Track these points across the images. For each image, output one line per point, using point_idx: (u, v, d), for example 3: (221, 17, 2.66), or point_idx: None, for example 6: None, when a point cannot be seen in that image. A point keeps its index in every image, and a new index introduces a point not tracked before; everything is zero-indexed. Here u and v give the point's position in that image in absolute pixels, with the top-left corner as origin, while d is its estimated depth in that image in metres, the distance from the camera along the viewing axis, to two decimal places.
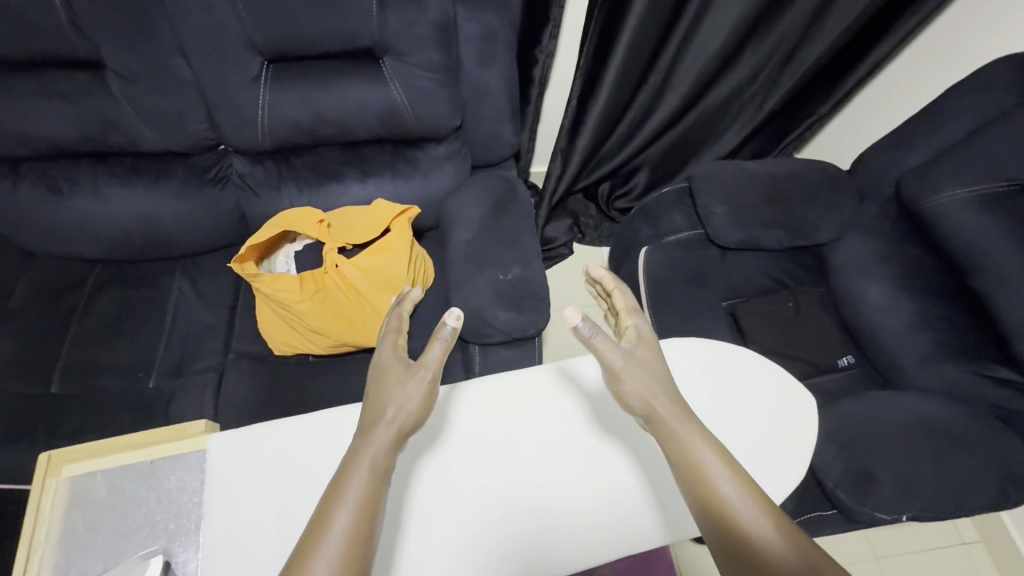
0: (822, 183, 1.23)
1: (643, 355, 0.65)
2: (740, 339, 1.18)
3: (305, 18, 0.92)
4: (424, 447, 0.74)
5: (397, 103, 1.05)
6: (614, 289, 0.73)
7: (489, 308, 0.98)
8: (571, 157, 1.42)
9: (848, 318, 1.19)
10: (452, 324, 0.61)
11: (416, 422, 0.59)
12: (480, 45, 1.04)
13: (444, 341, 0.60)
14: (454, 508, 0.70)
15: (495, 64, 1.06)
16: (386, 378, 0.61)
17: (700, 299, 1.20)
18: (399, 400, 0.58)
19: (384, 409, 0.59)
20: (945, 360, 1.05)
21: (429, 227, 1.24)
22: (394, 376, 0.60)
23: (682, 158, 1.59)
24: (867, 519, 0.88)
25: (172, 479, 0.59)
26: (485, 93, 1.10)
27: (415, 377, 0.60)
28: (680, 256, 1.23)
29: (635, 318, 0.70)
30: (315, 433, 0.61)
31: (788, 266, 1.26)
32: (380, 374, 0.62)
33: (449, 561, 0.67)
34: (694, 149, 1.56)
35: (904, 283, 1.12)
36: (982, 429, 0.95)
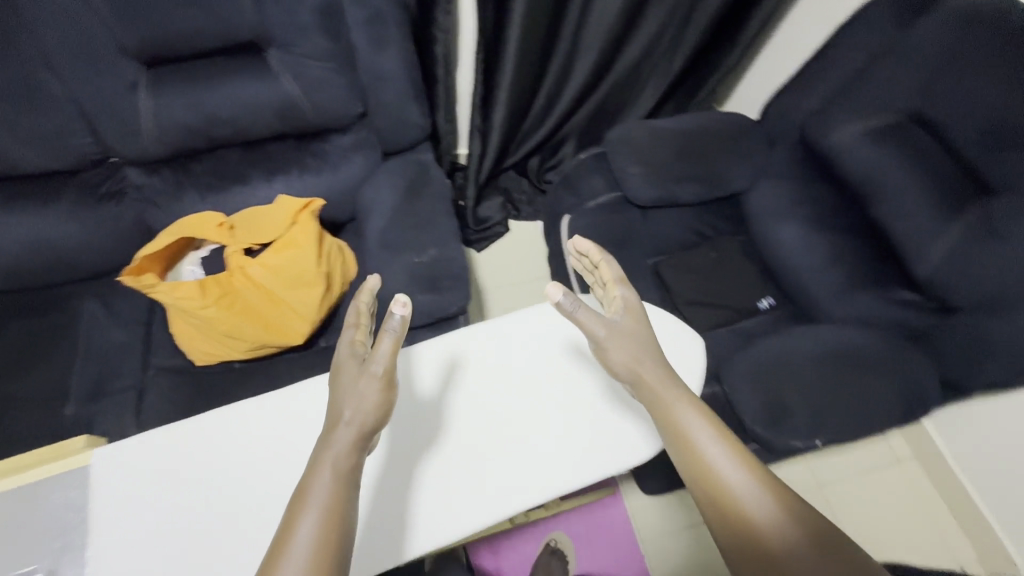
0: (731, 133, 1.26)
1: (627, 325, 0.70)
2: (665, 294, 1.21)
3: (174, 15, 0.88)
4: (418, 418, 0.79)
5: (291, 95, 1.03)
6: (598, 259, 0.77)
7: (408, 292, 0.98)
8: (490, 134, 1.42)
9: (766, 261, 1.23)
10: (399, 313, 0.62)
11: (377, 418, 0.63)
12: (369, 29, 0.98)
13: (392, 334, 0.62)
14: (453, 470, 0.75)
15: (390, 48, 1.02)
16: (344, 372, 0.64)
17: (623, 260, 1.22)
18: (354, 399, 0.62)
19: (343, 408, 0.62)
20: (856, 290, 1.09)
21: (348, 220, 1.22)
22: (352, 374, 0.63)
23: (606, 123, 1.59)
24: (785, 449, 0.93)
25: (57, 499, 0.65)
26: (383, 79, 1.05)
27: (367, 374, 0.62)
28: (601, 221, 1.25)
29: (620, 287, 0.74)
30: (230, 425, 0.69)
31: (708, 218, 1.29)
32: (342, 367, 0.66)
33: (456, 515, 0.73)
34: (615, 113, 1.57)
35: (814, 221, 1.16)
36: (888, 350, 1.00)
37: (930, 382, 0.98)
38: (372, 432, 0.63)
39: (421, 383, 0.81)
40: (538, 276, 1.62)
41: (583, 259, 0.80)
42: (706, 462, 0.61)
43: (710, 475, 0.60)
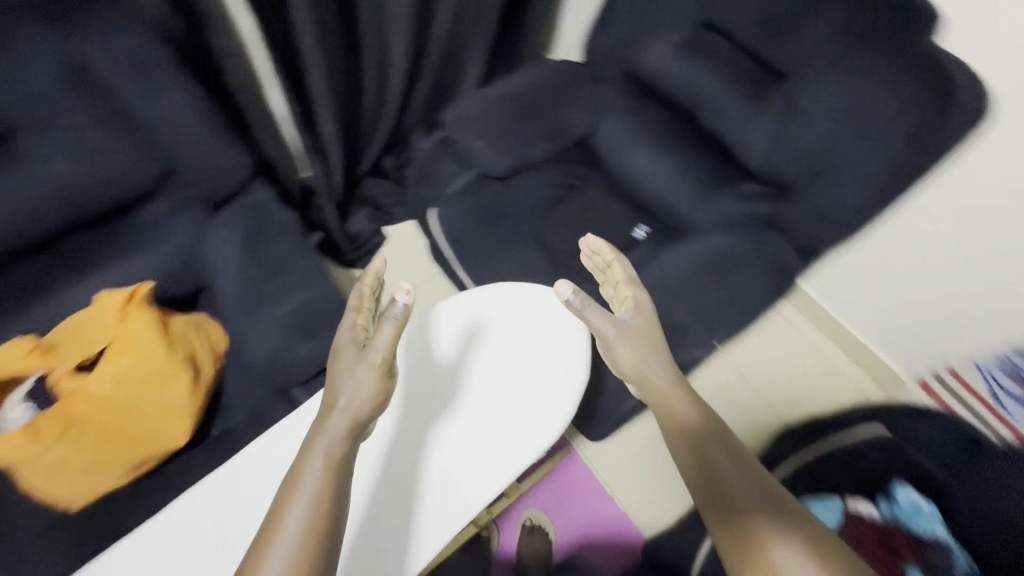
0: (560, 83, 1.28)
1: (636, 323, 0.88)
2: (550, 254, 1.22)
3: None
4: (418, 414, 0.89)
5: (63, 176, 0.87)
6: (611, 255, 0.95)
7: (286, 347, 0.94)
8: (327, 149, 1.33)
9: (631, 192, 1.27)
10: (402, 300, 0.75)
11: (368, 411, 0.75)
12: (133, 72, 0.85)
13: (392, 321, 0.75)
14: (449, 452, 0.87)
15: (166, 90, 0.89)
16: (344, 358, 0.78)
17: (500, 235, 1.21)
18: (351, 394, 0.74)
19: (341, 397, 0.75)
20: (711, 195, 1.16)
21: (197, 288, 1.09)
22: (350, 366, 0.77)
23: (444, 100, 1.55)
24: (688, 361, 1.00)
25: None
26: (171, 122, 0.92)
27: (367, 361, 0.75)
28: (467, 204, 1.23)
29: (631, 287, 0.91)
30: (226, 485, 0.80)
31: (567, 168, 1.31)
32: (341, 353, 0.79)
33: (455, 491, 0.84)
34: (450, 87, 1.52)
35: (658, 143, 1.21)
36: (744, 243, 1.10)
37: (782, 263, 1.11)
38: (363, 427, 0.75)
39: (421, 384, 0.91)
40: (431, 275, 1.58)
41: (597, 257, 0.97)
42: (703, 458, 0.76)
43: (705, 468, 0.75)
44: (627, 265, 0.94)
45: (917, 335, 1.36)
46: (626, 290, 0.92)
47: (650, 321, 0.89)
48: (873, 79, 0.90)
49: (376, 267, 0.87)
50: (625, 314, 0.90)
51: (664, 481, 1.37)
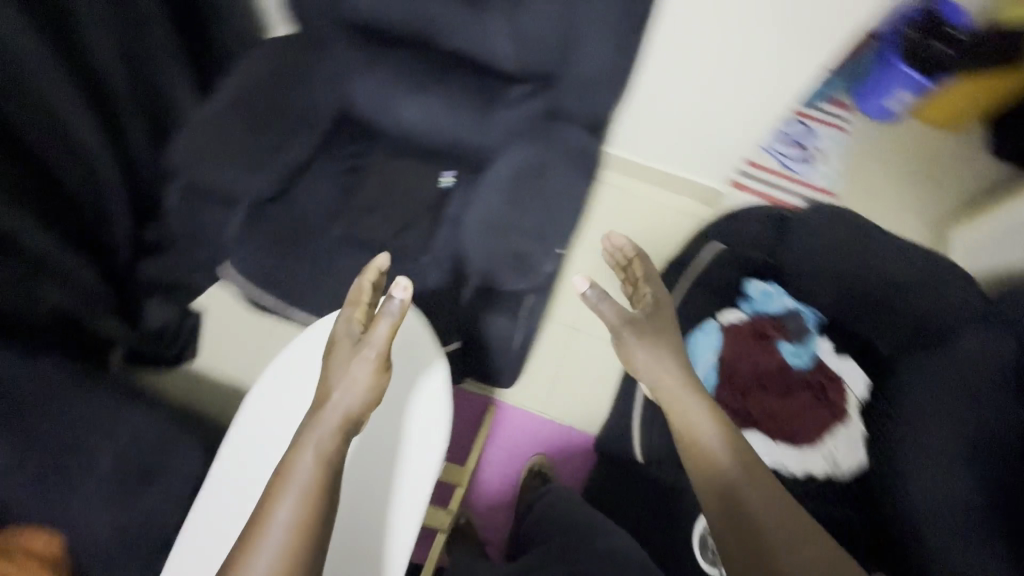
0: (283, 61, 1.12)
1: (648, 310, 0.95)
2: (371, 244, 1.14)
3: None
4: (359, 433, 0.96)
5: None
6: (628, 253, 1.01)
7: (126, 497, 0.95)
8: (53, 262, 1.02)
9: (417, 145, 1.21)
10: (399, 298, 0.84)
11: (361, 408, 0.82)
12: None
13: (389, 317, 0.84)
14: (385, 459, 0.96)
15: None
16: (340, 352, 0.86)
17: (310, 252, 1.10)
18: (347, 384, 0.82)
19: (335, 391, 0.82)
20: (492, 112, 1.12)
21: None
22: (346, 356, 0.85)
23: (162, 127, 1.25)
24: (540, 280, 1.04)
25: None
26: None
27: (363, 356, 0.83)
28: (264, 242, 1.09)
29: (648, 284, 0.98)
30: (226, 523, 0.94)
31: (341, 151, 1.21)
32: (339, 346, 0.87)
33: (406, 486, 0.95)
34: (164, 109, 1.22)
35: (415, 86, 1.14)
36: (540, 144, 1.10)
37: (584, 144, 1.11)
38: (354, 420, 0.82)
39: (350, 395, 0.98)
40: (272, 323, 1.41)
41: (617, 254, 1.02)
42: (715, 469, 0.82)
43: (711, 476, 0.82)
44: (646, 262, 1.01)
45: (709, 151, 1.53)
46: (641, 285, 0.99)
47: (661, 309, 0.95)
48: None
49: (378, 267, 0.93)
50: (643, 310, 0.95)
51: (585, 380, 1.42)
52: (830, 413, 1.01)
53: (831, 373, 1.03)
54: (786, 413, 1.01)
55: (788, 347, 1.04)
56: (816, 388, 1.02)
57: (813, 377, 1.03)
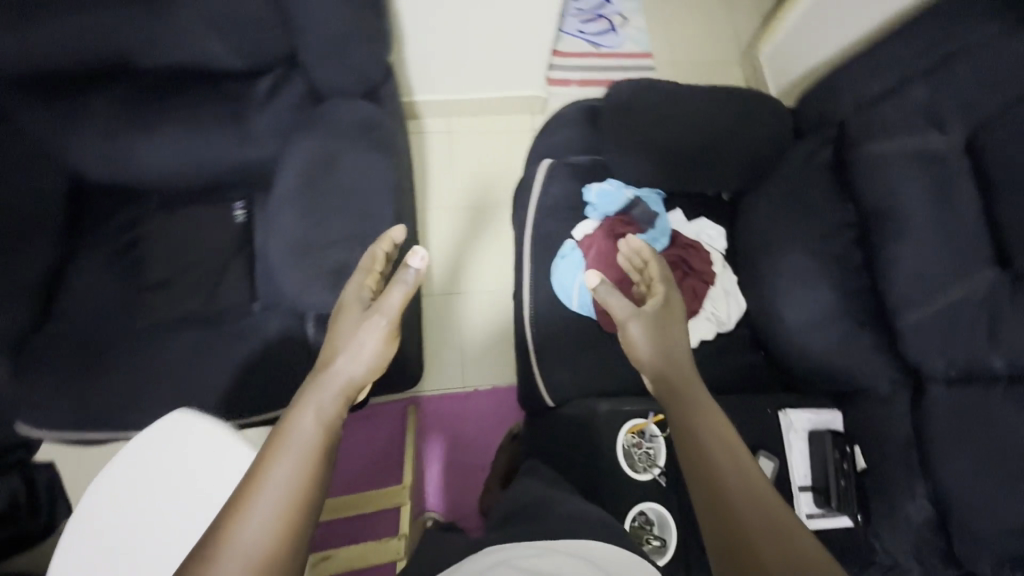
0: None
1: (664, 313, 0.80)
2: (187, 320, 0.98)
3: None
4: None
5: None
6: (647, 259, 0.88)
7: None
8: None
9: (189, 189, 1.04)
10: (416, 266, 0.75)
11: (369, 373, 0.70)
12: None
13: (403, 285, 0.74)
14: None
15: None
16: (349, 316, 0.74)
17: (116, 362, 0.93)
18: (356, 352, 0.70)
19: (342, 354, 0.70)
20: (245, 123, 0.97)
21: None
22: (350, 329, 0.72)
23: None
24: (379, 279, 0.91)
25: None
26: None
27: (371, 319, 0.72)
28: (57, 372, 0.91)
29: (665, 285, 0.83)
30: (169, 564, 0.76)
31: (104, 233, 1.03)
32: (347, 310, 0.76)
33: None
34: None
35: (145, 124, 0.95)
36: (316, 135, 0.96)
37: (365, 118, 1.00)
38: (357, 390, 0.70)
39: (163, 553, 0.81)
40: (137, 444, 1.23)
41: (635, 256, 0.90)
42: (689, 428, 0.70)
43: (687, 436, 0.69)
44: (665, 266, 0.87)
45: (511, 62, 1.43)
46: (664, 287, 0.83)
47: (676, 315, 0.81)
48: None
49: (393, 238, 0.83)
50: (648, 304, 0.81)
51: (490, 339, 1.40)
52: (701, 281, 1.02)
53: (687, 243, 1.05)
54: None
55: (644, 236, 1.03)
56: (680, 264, 1.03)
57: (674, 254, 1.03)
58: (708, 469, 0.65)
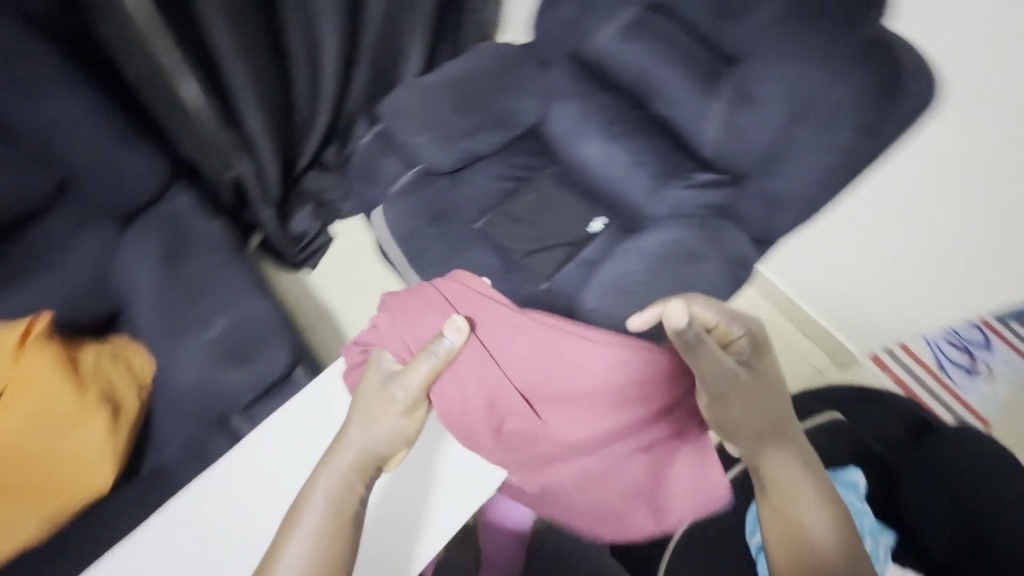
0: (501, 68, 1.25)
1: (740, 380, 0.77)
2: (503, 250, 1.19)
3: None
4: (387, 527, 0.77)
5: None
6: (726, 327, 0.80)
7: (218, 371, 0.90)
8: (258, 144, 1.23)
9: (583, 181, 1.22)
10: (449, 336, 0.77)
11: (385, 446, 0.74)
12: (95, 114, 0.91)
13: (432, 355, 0.77)
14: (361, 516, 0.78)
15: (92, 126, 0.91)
16: (367, 385, 0.78)
17: (449, 235, 1.18)
18: (365, 425, 0.74)
19: (355, 437, 0.74)
20: (664, 185, 1.12)
21: (117, 315, 1.03)
22: (369, 394, 0.77)
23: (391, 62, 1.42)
24: None
25: None
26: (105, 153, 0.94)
27: (381, 413, 0.75)
28: (419, 211, 1.20)
29: (740, 326, 0.80)
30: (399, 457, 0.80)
31: (516, 158, 1.26)
32: (361, 392, 0.78)
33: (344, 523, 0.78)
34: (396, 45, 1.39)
35: (607, 129, 1.16)
36: (704, 234, 1.09)
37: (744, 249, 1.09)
38: (379, 460, 0.74)
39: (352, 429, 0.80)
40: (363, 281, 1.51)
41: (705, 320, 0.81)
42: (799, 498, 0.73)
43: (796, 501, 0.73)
44: (722, 309, 0.80)
45: (899, 301, 1.31)
46: (754, 327, 0.81)
47: (771, 365, 0.80)
48: (819, 63, 0.89)
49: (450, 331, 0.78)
50: (742, 356, 0.80)
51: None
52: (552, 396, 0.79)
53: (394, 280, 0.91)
54: (553, 365, 0.80)
55: (387, 333, 0.82)
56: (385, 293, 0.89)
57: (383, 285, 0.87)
58: (809, 509, 0.73)
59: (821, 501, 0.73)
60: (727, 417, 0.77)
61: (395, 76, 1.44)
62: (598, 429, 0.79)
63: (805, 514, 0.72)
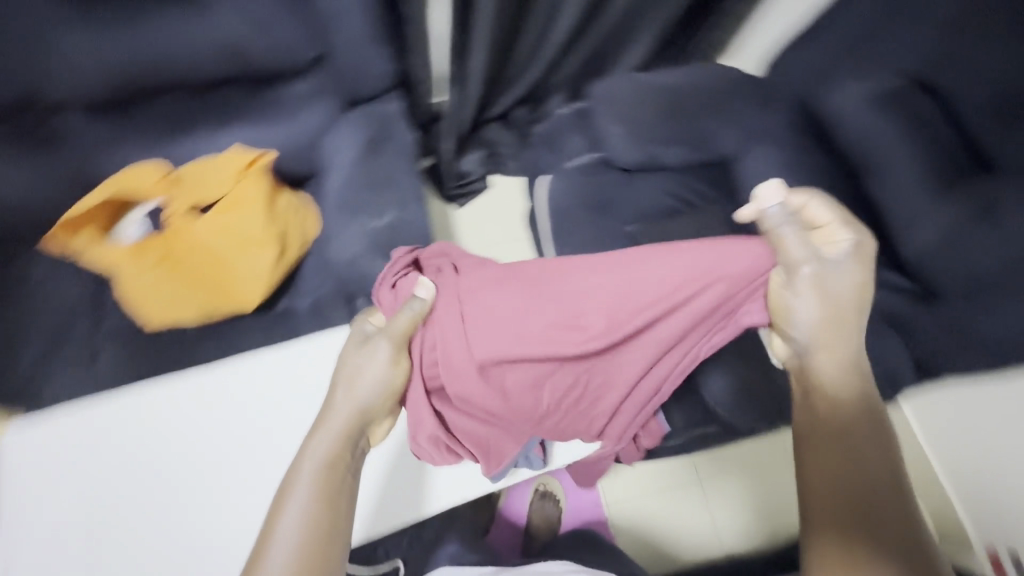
0: (720, 91, 1.21)
1: (838, 300, 0.68)
2: None
3: (156, 19, 0.86)
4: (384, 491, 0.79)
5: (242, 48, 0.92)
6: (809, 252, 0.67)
7: (367, 259, 0.95)
8: (470, 80, 1.32)
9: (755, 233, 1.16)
10: (422, 295, 0.72)
11: (376, 403, 0.71)
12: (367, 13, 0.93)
13: (411, 314, 0.72)
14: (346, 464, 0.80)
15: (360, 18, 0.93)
16: (351, 355, 0.72)
17: (602, 226, 1.16)
18: (354, 389, 0.70)
19: (345, 402, 0.69)
20: None
21: (307, 178, 1.12)
22: (340, 377, 0.71)
23: (612, 50, 1.44)
24: (744, 426, 1.00)
25: None
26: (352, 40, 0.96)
27: (366, 378, 0.70)
28: (584, 194, 1.19)
29: (840, 231, 0.68)
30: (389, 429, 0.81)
31: (695, 183, 1.20)
32: (343, 361, 0.72)
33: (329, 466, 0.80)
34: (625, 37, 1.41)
35: (803, 190, 1.10)
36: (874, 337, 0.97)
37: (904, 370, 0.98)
38: (366, 420, 0.70)
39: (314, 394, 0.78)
40: (497, 236, 1.55)
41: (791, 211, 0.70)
42: (845, 462, 0.61)
43: (844, 471, 0.61)
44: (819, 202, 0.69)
45: None
46: (861, 240, 0.68)
47: (851, 300, 0.68)
48: None
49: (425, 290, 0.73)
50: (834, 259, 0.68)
51: (682, 515, 1.27)
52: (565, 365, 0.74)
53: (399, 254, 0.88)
54: (542, 307, 0.72)
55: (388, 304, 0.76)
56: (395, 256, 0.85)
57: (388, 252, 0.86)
58: (866, 478, 0.60)
59: (865, 469, 0.60)
60: (792, 318, 0.69)
61: (608, 66, 1.48)
62: (615, 354, 0.75)
63: (841, 484, 0.60)
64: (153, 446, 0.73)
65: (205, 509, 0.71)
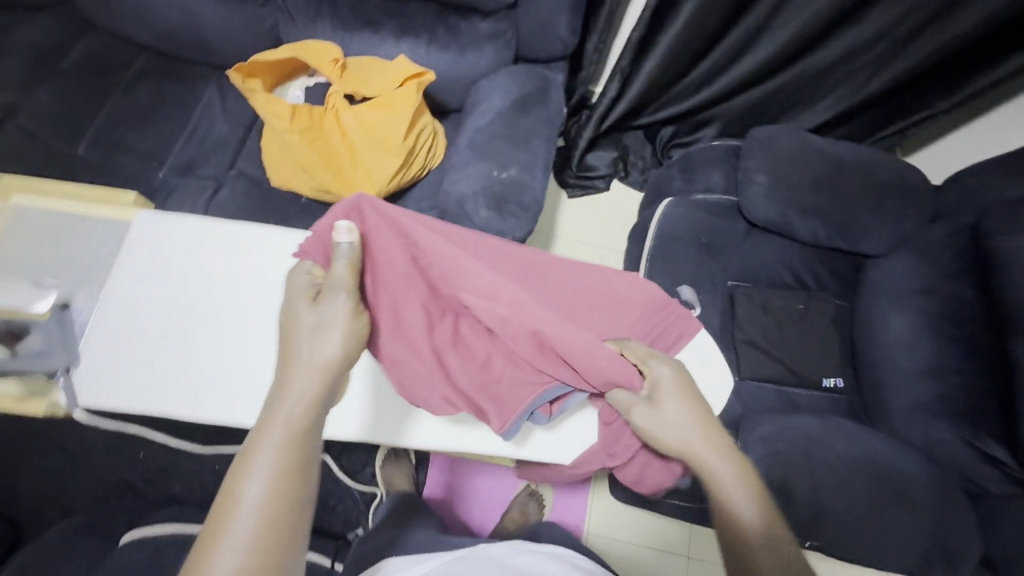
0: (891, 185, 1.10)
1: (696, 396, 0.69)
2: (730, 323, 1.10)
3: None
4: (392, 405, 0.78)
5: None
6: (645, 363, 0.71)
7: (473, 202, 0.94)
8: (635, 80, 1.30)
9: (858, 341, 1.09)
10: (348, 238, 0.64)
11: (339, 356, 0.58)
12: None
13: (350, 262, 0.64)
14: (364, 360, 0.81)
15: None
16: (297, 313, 0.60)
17: (703, 269, 1.11)
18: (313, 343, 0.58)
19: (306, 358, 0.57)
20: (937, 418, 0.95)
21: (454, 110, 1.16)
22: (290, 341, 0.59)
23: (789, 104, 1.36)
24: None
25: (89, 234, 0.85)
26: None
27: (323, 333, 0.59)
28: (701, 230, 1.14)
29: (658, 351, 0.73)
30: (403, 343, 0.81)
31: (816, 267, 1.15)
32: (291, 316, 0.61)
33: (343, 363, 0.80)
34: (808, 94, 1.33)
35: (937, 321, 0.99)
36: (938, 495, 0.90)
37: (964, 551, 0.88)
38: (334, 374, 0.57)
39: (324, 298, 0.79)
40: (594, 236, 1.50)
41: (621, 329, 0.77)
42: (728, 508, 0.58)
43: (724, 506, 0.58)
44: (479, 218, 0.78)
45: None
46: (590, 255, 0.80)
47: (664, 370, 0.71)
48: None
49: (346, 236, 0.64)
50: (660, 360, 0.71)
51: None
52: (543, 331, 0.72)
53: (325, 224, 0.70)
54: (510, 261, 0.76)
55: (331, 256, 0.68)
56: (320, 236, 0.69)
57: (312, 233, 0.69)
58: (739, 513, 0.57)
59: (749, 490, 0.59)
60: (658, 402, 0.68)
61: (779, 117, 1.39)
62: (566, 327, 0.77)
63: (738, 518, 0.57)
64: (234, 289, 0.79)
65: (255, 356, 0.75)
